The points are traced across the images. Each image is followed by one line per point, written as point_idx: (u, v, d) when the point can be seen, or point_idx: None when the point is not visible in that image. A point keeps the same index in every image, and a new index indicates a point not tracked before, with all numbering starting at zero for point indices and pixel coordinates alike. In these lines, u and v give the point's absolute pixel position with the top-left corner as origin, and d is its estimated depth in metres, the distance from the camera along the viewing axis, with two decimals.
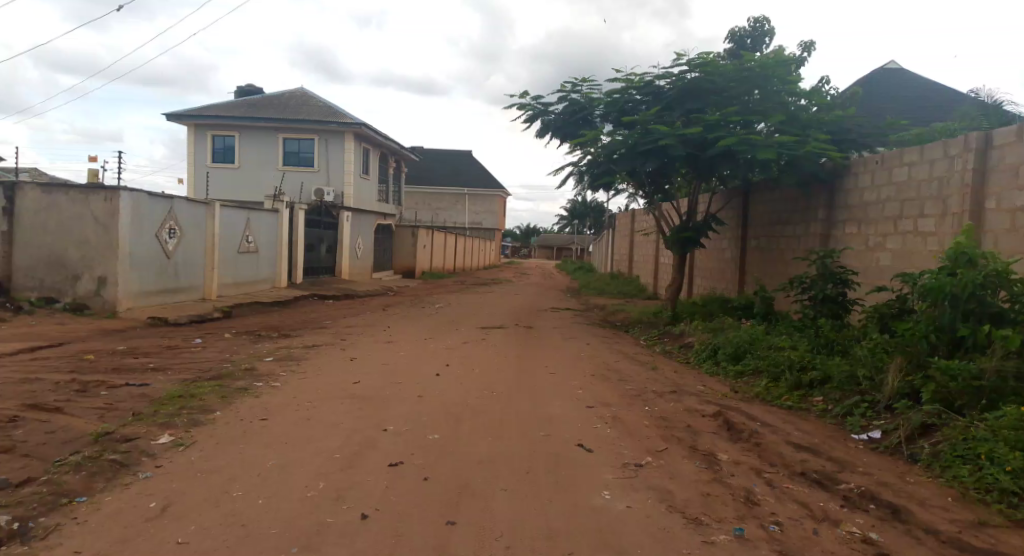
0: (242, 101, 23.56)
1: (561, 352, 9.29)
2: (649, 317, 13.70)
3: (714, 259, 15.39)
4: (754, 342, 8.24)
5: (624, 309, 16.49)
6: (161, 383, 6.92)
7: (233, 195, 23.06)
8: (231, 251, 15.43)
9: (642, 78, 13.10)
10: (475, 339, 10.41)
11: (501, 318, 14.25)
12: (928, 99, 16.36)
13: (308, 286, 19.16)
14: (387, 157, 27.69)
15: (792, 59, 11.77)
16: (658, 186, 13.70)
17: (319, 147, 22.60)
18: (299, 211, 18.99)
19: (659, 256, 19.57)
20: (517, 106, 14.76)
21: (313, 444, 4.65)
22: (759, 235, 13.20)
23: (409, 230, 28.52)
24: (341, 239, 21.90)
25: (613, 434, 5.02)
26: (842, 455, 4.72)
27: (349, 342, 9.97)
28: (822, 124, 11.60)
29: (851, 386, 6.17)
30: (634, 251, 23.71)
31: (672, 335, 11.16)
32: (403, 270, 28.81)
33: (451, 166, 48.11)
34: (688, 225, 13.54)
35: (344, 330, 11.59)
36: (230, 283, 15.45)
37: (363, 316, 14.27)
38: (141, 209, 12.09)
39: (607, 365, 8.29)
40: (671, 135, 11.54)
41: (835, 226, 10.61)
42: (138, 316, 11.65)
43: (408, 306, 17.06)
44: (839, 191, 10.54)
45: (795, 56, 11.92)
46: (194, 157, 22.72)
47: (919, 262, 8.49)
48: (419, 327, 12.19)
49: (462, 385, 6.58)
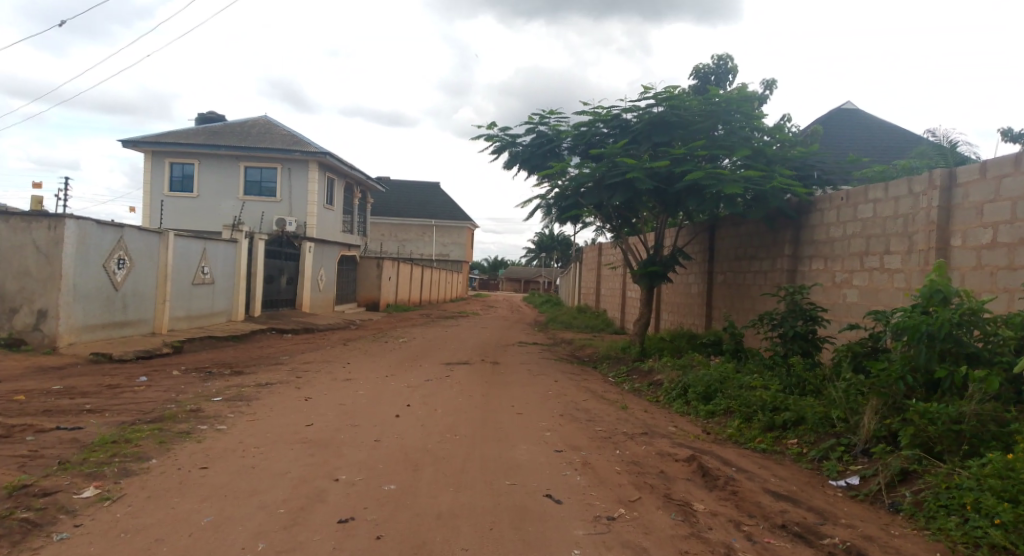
0: (202, 129, 23.05)
1: (528, 390, 8.98)
2: (617, 352, 13.51)
3: (682, 294, 15.33)
4: (724, 380, 8.06)
5: (591, 343, 16.29)
6: (95, 426, 6.40)
7: (190, 225, 22.38)
8: (185, 282, 14.83)
9: (609, 111, 13.10)
10: (439, 376, 10.04)
11: (466, 353, 13.90)
12: (884, 139, 16.75)
13: (267, 319, 18.55)
14: (352, 187, 27.31)
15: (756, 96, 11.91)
16: (625, 220, 13.63)
17: (282, 177, 22.15)
18: (259, 242, 18.45)
19: (626, 290, 19.48)
20: (485, 138, 14.65)
21: (256, 498, 4.24)
22: (725, 270, 13.18)
23: (374, 262, 28.07)
24: (303, 270, 21.38)
25: (582, 483, 4.71)
26: (822, 504, 4.48)
27: (305, 380, 9.50)
28: (787, 160, 11.70)
29: (826, 428, 5.98)
30: (601, 285, 23.63)
31: (641, 371, 10.93)
32: (368, 302, 28.28)
33: (418, 197, 47.87)
34: (655, 259, 13.46)
35: (301, 366, 11.10)
36: (182, 316, 14.81)
37: (323, 351, 13.77)
38: (88, 239, 11.53)
39: (575, 404, 8.00)
40: (638, 168, 11.50)
41: (801, 262, 10.60)
42: (79, 351, 11.01)
43: (371, 340, 16.59)
44: (804, 227, 10.55)
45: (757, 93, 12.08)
46: (150, 185, 22.04)
47: (886, 299, 8.46)
48: (381, 363, 11.76)
49: (422, 427, 6.21)
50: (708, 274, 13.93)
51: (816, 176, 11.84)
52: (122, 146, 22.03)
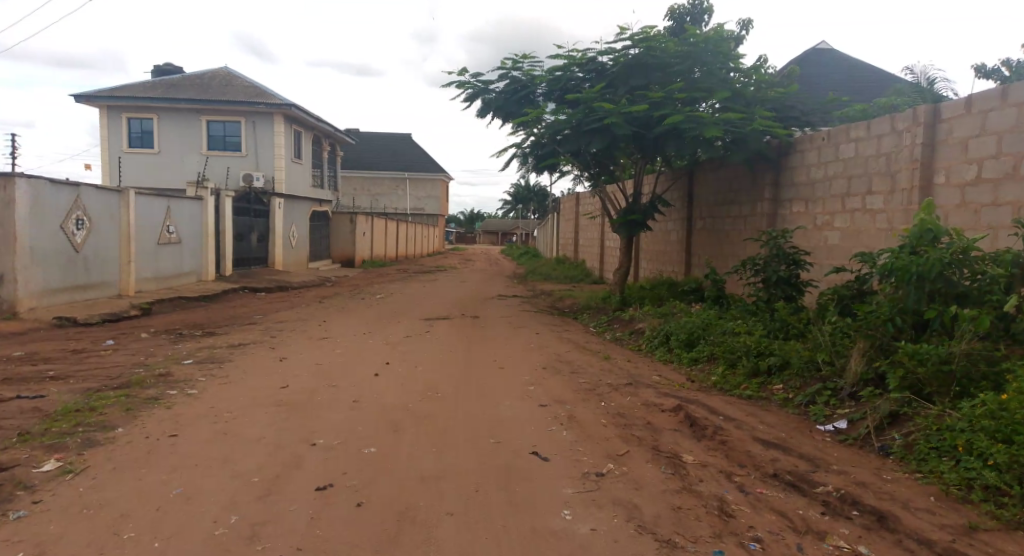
0: (160, 82, 22.03)
1: (509, 343, 8.83)
2: (597, 302, 13.42)
3: (660, 241, 15.21)
4: (707, 327, 7.97)
5: (570, 294, 16.18)
6: (57, 394, 6.12)
7: (154, 183, 21.60)
8: (150, 242, 14.31)
9: (584, 54, 12.66)
10: (417, 331, 9.84)
11: (444, 307, 13.70)
12: (860, 79, 16.50)
13: (239, 278, 18.11)
14: (321, 140, 26.52)
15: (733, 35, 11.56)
16: (603, 167, 13.35)
17: (247, 131, 21.36)
18: (226, 198, 17.84)
19: (605, 239, 19.33)
20: (456, 84, 14.15)
21: (228, 466, 4.02)
22: (705, 216, 13.03)
23: (347, 217, 27.53)
24: (274, 227, 20.87)
25: (568, 438, 4.57)
26: (813, 451, 4.41)
27: (279, 339, 9.25)
28: (766, 101, 11.43)
29: (812, 373, 5.91)
30: (578, 235, 23.43)
31: (622, 321, 10.84)
32: (343, 258, 27.84)
33: (390, 150, 46.86)
34: (634, 207, 13.24)
35: (275, 325, 10.83)
36: (149, 277, 14.35)
37: (298, 309, 13.48)
38: (42, 199, 10.97)
39: (557, 356, 7.87)
40: (616, 113, 11.16)
41: (781, 206, 10.46)
42: (41, 316, 10.58)
43: (347, 297, 16.30)
44: (785, 170, 10.38)
45: (734, 33, 11.72)
46: (108, 142, 21.12)
47: (868, 240, 8.36)
48: (358, 320, 11.53)
49: (402, 386, 6.03)
50: (687, 220, 13.78)
51: (795, 116, 11.62)
52: (76, 101, 21.00)
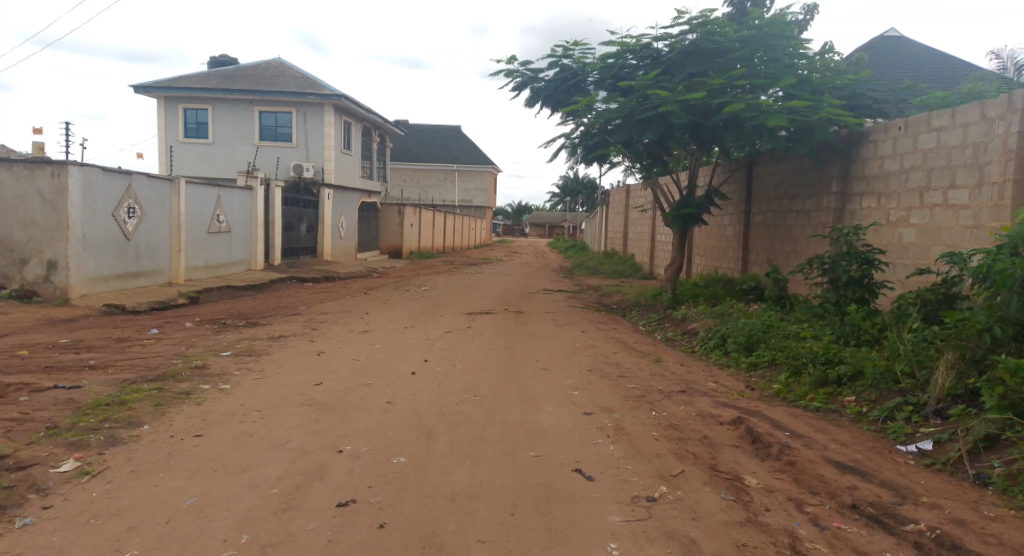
0: (214, 73, 22.33)
1: (554, 341, 8.44)
2: (647, 299, 12.89)
3: (716, 236, 14.53)
4: (768, 330, 7.41)
5: (619, 290, 15.66)
6: (92, 385, 6.01)
7: (208, 173, 21.91)
8: (200, 231, 14.42)
9: (638, 40, 12.13)
10: (460, 327, 9.55)
11: (489, 302, 13.38)
12: (936, 66, 15.40)
13: (287, 267, 18.21)
14: (371, 131, 26.51)
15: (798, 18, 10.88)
16: (656, 158, 12.77)
17: (297, 121, 21.46)
18: (275, 188, 17.90)
19: (656, 234, 18.69)
20: (505, 73, 13.76)
21: (248, 474, 3.76)
22: (764, 211, 12.35)
23: (395, 208, 27.52)
24: (322, 217, 21.02)
25: (615, 453, 4.16)
26: (896, 478, 3.88)
27: (319, 332, 9.07)
28: (835, 88, 10.69)
29: (890, 385, 5.34)
30: (628, 228, 22.80)
31: (674, 320, 10.31)
32: (390, 249, 27.87)
33: (439, 142, 46.82)
34: (689, 200, 12.63)
35: (317, 318, 10.69)
36: (199, 265, 14.46)
37: (343, 300, 13.38)
38: (94, 186, 11.08)
39: (604, 357, 7.43)
40: (672, 100, 10.59)
41: (850, 200, 9.74)
42: (91, 304, 10.71)
43: (392, 289, 16.17)
44: (855, 161, 9.65)
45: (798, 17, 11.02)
46: (165, 132, 21.50)
47: (950, 238, 7.64)
48: (400, 313, 11.29)
49: (438, 387, 5.70)
50: (745, 215, 13.11)
51: (865, 105, 10.84)
52: (134, 91, 21.44)
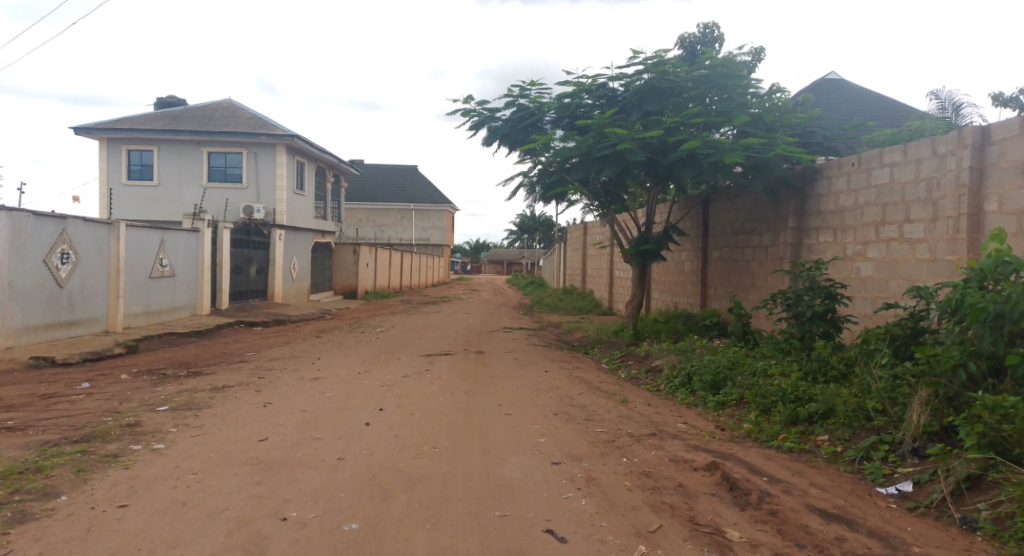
0: (161, 114, 21.72)
1: (516, 383, 8.12)
2: (608, 336, 12.71)
3: (674, 271, 14.53)
4: (734, 367, 7.26)
5: (579, 327, 15.48)
6: (8, 449, 5.42)
7: (152, 216, 21.10)
8: (141, 276, 13.72)
9: (593, 81, 12.18)
10: (417, 371, 9.15)
11: (448, 343, 13.00)
12: (877, 106, 15.94)
13: (236, 311, 17.50)
14: (325, 172, 26.08)
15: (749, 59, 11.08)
16: (614, 196, 12.74)
17: (247, 162, 20.93)
18: (223, 231, 17.28)
19: (614, 269, 18.65)
20: (461, 112, 13.65)
21: (177, 551, 3.31)
22: (722, 246, 12.39)
23: (350, 248, 27.00)
24: (274, 258, 20.42)
25: (587, 509, 3.85)
26: (882, 525, 3.67)
27: (267, 381, 8.55)
28: (787, 126, 10.85)
29: (863, 423, 5.18)
30: (587, 265, 22.79)
31: (638, 358, 10.11)
32: (345, 290, 27.24)
33: (395, 181, 46.55)
34: (648, 236, 12.60)
35: (266, 365, 10.15)
36: (139, 312, 13.73)
37: (294, 345, 12.83)
38: (24, 232, 10.41)
39: (569, 399, 7.14)
40: (629, 138, 10.58)
41: (807, 235, 9.79)
42: (17, 356, 9.95)
43: (347, 331, 15.64)
44: (810, 196, 9.73)
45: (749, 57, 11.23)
46: (107, 174, 20.70)
47: (908, 272, 7.67)
48: (355, 357, 10.82)
49: (394, 439, 5.31)
50: (703, 250, 13.15)
51: (816, 142, 11.02)
52: (75, 132, 20.66)
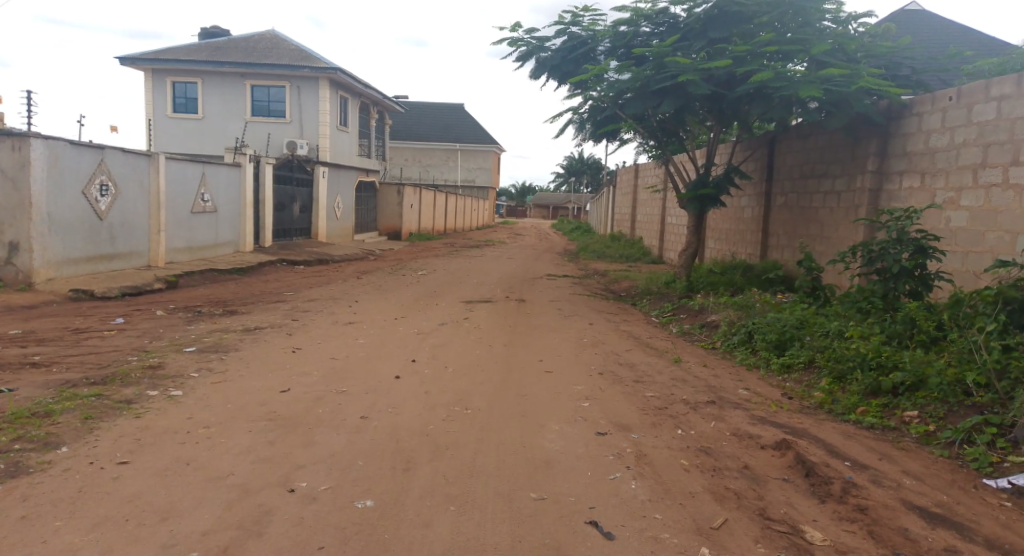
0: (205, 44, 21.30)
1: (560, 336, 7.59)
2: (659, 286, 12.04)
3: (733, 218, 13.62)
4: (803, 327, 6.54)
5: (627, 275, 14.81)
6: (24, 389, 5.17)
7: (198, 150, 20.96)
8: (182, 210, 13.56)
9: (653, 5, 11.14)
10: (456, 318, 8.70)
11: (490, 288, 12.54)
12: (965, 36, 14.36)
13: (279, 249, 17.37)
14: (369, 108, 25.46)
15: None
16: (672, 134, 11.82)
17: (290, 96, 20.47)
18: (266, 165, 16.95)
19: (666, 216, 17.76)
20: (508, 42, 12.78)
21: (167, 526, 2.90)
22: (788, 191, 11.45)
23: (394, 188, 26.60)
24: (317, 196, 20.16)
25: (638, 494, 3.31)
26: (1000, 534, 3.02)
27: (300, 323, 8.22)
28: (872, 57, 9.70)
29: (961, 398, 4.47)
30: (636, 210, 21.88)
31: (690, 313, 9.45)
32: (389, 231, 27.00)
33: (441, 120, 45.65)
34: (706, 179, 11.70)
35: (302, 306, 9.86)
36: (181, 247, 13.63)
37: (333, 286, 12.55)
38: (61, 162, 10.18)
39: (616, 356, 6.57)
40: (692, 69, 9.62)
41: (889, 180, 8.80)
42: (57, 289, 9.86)
43: (388, 273, 15.35)
44: (894, 135, 8.72)
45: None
46: (153, 106, 20.53)
47: (1010, 223, 6.72)
48: (393, 301, 10.45)
49: (424, 397, 4.85)
50: (766, 196, 12.20)
51: (903, 75, 9.87)
52: (121, 62, 20.44)
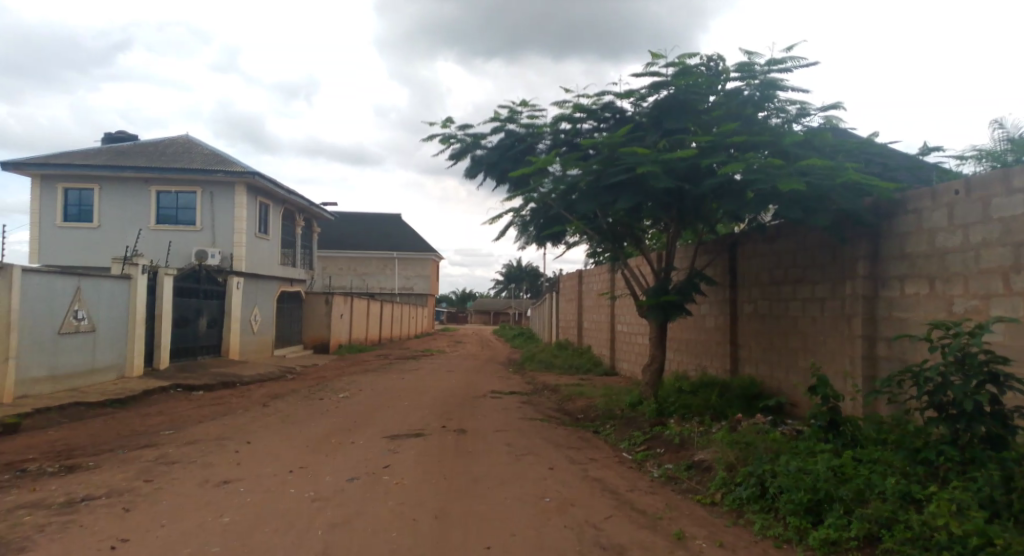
0: (107, 148, 19.39)
1: (511, 495, 5.65)
2: (622, 409, 10.29)
3: (694, 327, 12.22)
4: (841, 483, 4.85)
5: (581, 391, 13.05)
6: None
7: (92, 262, 18.50)
8: (44, 330, 11.15)
9: (599, 99, 10.08)
10: (375, 466, 6.65)
11: (423, 415, 10.52)
12: None
13: (177, 371, 14.88)
14: (294, 215, 23.61)
15: (779, 83, 8.79)
16: (627, 236, 10.40)
17: (202, 202, 18.48)
18: (166, 277, 14.67)
19: (617, 323, 16.34)
20: (439, 140, 11.48)
21: None
22: (757, 298, 10.16)
23: (322, 296, 24.49)
24: (230, 307, 18.00)
25: None
26: None
27: (155, 487, 5.97)
28: (847, 153, 8.65)
29: None
30: (583, 318, 20.45)
31: (670, 448, 7.68)
32: (315, 343, 24.59)
33: (377, 229, 44.36)
34: (666, 286, 10.28)
35: (172, 454, 7.56)
36: (41, 376, 11.12)
37: (227, 420, 10.23)
38: None
39: (595, 535, 4.65)
40: (651, 160, 8.36)
41: (886, 285, 7.48)
42: None
43: (304, 396, 13.15)
44: (885, 236, 7.49)
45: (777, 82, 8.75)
46: (40, 213, 18.20)
47: None
48: (298, 440, 8.28)
49: None
50: (732, 303, 10.85)
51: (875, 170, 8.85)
52: (6, 166, 18.18)
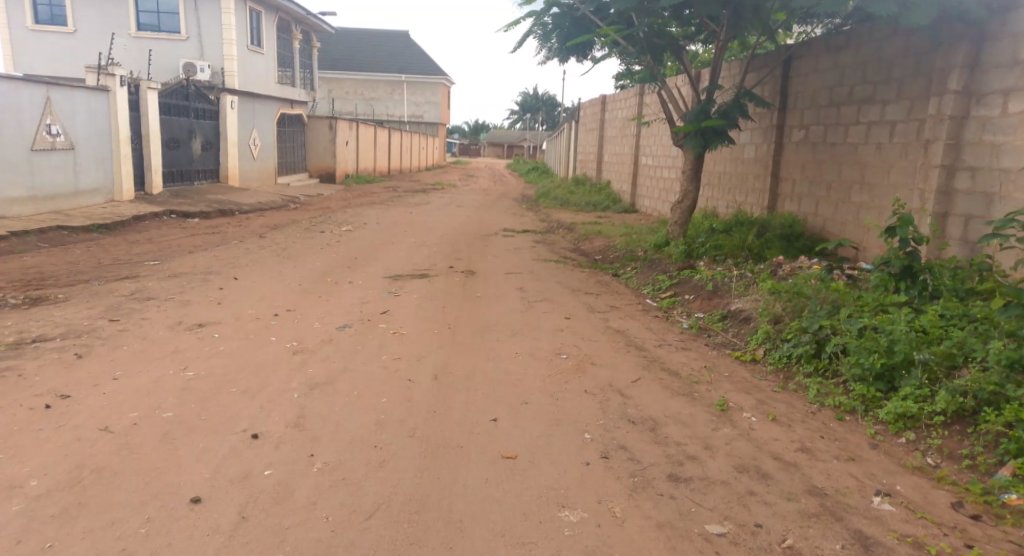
0: None
1: (522, 350, 4.88)
2: (646, 250, 9.44)
3: (731, 158, 10.98)
4: (926, 344, 4.01)
5: (599, 230, 12.15)
6: None
7: (73, 73, 16.93)
8: (14, 147, 10.13)
9: None
10: (370, 312, 5.89)
11: (431, 252, 9.73)
12: None
13: (172, 197, 14.03)
14: (290, 28, 21.42)
15: None
16: (666, 47, 8.86)
17: (185, 6, 16.51)
18: (148, 92, 13.32)
19: (641, 155, 15.06)
20: None
21: None
22: (810, 122, 8.81)
23: (325, 121, 22.99)
24: (224, 130, 16.83)
25: None
26: None
27: (121, 327, 5.27)
28: None
29: None
30: (603, 150, 19.11)
31: (701, 295, 6.85)
32: (321, 172, 23.53)
33: (385, 50, 41.43)
34: (708, 108, 8.93)
35: (151, 287, 6.87)
36: (19, 197, 10.30)
37: (219, 250, 9.51)
38: None
39: (622, 404, 3.91)
40: None
41: (983, 103, 6.11)
42: None
43: (305, 228, 12.35)
44: (995, 37, 6.02)
45: None
46: (8, 14, 16.39)
47: None
48: (290, 277, 7.52)
49: None
50: (780, 128, 9.52)
51: None
52: None
